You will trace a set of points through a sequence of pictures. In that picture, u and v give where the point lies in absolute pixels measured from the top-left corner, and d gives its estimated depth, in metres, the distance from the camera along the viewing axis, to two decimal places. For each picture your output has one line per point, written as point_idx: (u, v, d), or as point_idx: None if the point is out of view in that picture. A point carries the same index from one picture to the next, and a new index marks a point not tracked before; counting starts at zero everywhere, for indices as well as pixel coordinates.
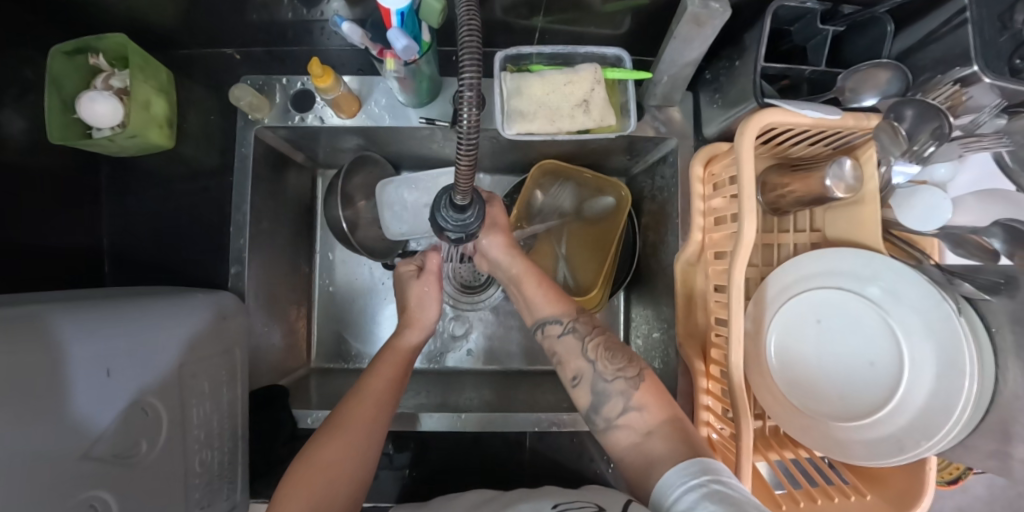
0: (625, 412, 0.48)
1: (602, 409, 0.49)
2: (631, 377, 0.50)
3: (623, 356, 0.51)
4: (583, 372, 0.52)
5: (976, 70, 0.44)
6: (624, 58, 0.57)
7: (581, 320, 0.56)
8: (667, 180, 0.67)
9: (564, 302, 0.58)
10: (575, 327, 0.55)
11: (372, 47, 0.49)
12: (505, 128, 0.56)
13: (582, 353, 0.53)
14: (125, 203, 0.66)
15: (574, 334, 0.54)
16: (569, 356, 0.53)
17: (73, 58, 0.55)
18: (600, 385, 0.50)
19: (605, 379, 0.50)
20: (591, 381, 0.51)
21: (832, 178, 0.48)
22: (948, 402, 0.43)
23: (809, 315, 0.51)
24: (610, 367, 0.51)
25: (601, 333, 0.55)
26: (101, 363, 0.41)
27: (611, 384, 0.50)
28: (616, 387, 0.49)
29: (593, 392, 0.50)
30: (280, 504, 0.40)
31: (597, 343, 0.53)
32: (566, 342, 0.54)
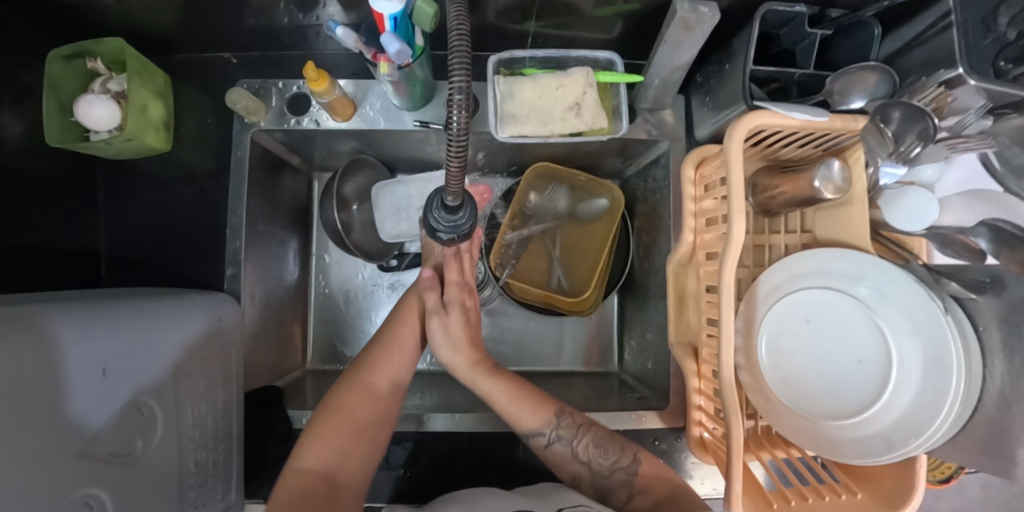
0: (631, 497, 0.50)
1: (611, 503, 0.52)
2: (627, 467, 0.52)
3: (614, 447, 0.53)
4: (582, 474, 0.53)
5: (960, 73, 0.44)
6: (615, 62, 0.58)
7: (564, 425, 0.55)
8: (660, 181, 0.67)
9: (544, 407, 0.56)
10: (560, 434, 0.54)
11: (366, 51, 0.51)
12: (499, 131, 0.57)
13: (575, 458, 0.54)
14: (121, 205, 0.66)
15: (562, 443, 0.54)
16: (564, 463, 0.54)
17: (70, 63, 0.56)
18: (602, 481, 0.52)
19: (604, 475, 0.52)
20: (591, 479, 0.53)
21: (822, 179, 0.49)
22: (935, 400, 0.44)
23: (799, 316, 0.51)
24: (606, 462, 0.52)
25: (588, 430, 0.55)
26: (97, 363, 0.41)
27: (612, 479, 0.52)
28: (617, 479, 0.51)
29: (598, 488, 0.52)
30: (305, 453, 0.51)
31: (587, 443, 0.54)
32: (556, 452, 0.54)
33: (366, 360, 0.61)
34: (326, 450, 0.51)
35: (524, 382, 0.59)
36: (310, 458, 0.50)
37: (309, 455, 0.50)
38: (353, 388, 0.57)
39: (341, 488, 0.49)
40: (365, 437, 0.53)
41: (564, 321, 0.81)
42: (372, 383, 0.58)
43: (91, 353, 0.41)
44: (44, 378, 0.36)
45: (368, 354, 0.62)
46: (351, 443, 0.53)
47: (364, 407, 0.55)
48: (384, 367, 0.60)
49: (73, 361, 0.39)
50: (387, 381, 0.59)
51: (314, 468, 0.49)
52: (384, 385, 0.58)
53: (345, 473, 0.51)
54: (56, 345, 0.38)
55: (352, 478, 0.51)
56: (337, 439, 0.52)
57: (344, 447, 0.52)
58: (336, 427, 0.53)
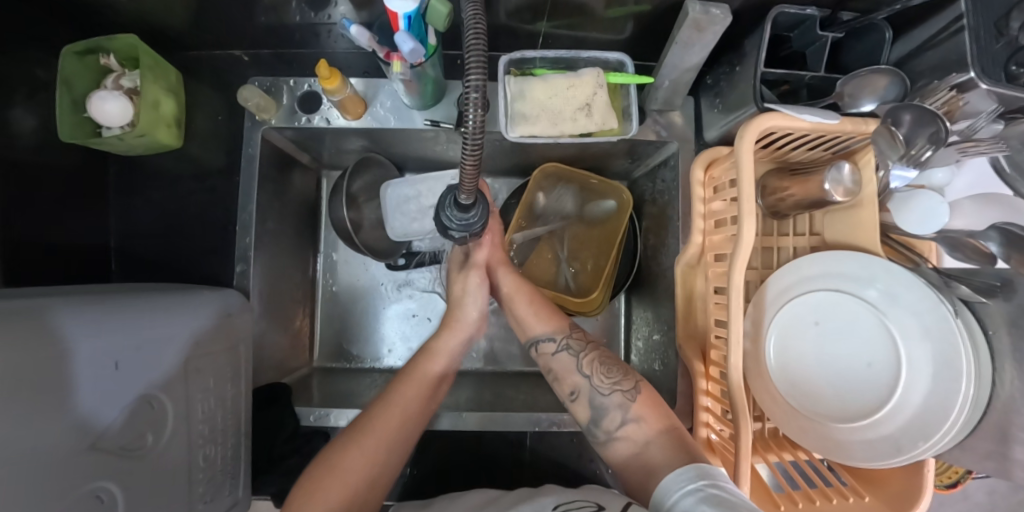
0: (623, 425, 0.49)
1: (602, 423, 0.51)
2: (626, 390, 0.51)
3: (620, 370, 0.53)
4: (580, 387, 0.53)
5: (972, 77, 0.44)
6: (626, 63, 0.58)
7: (574, 337, 0.57)
8: (668, 183, 0.67)
9: (557, 319, 0.60)
10: (569, 344, 0.57)
11: (379, 50, 0.51)
12: (509, 131, 0.57)
13: (577, 369, 0.54)
14: (131, 202, 0.66)
15: (569, 352, 0.56)
16: (565, 373, 0.55)
17: (84, 59, 0.56)
18: (599, 399, 0.51)
19: (602, 393, 0.52)
20: (589, 396, 0.52)
21: (831, 181, 0.49)
22: (945, 403, 0.44)
23: (807, 317, 0.51)
24: (606, 382, 0.52)
25: (595, 348, 0.56)
26: (109, 357, 0.41)
27: (608, 398, 0.51)
28: (614, 400, 0.51)
29: (591, 406, 0.52)
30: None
31: (591, 358, 0.55)
32: (561, 359, 0.55)
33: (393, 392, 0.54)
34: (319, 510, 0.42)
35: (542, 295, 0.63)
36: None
37: None
38: (350, 443, 0.48)
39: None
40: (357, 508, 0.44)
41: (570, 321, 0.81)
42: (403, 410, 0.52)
43: (103, 347, 0.41)
44: (58, 370, 0.36)
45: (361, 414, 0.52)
46: (344, 509, 0.43)
47: (366, 463, 0.47)
48: (432, 359, 0.59)
49: (86, 354, 0.39)
50: (428, 374, 0.57)
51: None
52: (432, 373, 0.57)
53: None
54: (67, 339, 0.38)
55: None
56: (335, 496, 0.43)
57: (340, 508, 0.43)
58: (336, 479, 0.45)
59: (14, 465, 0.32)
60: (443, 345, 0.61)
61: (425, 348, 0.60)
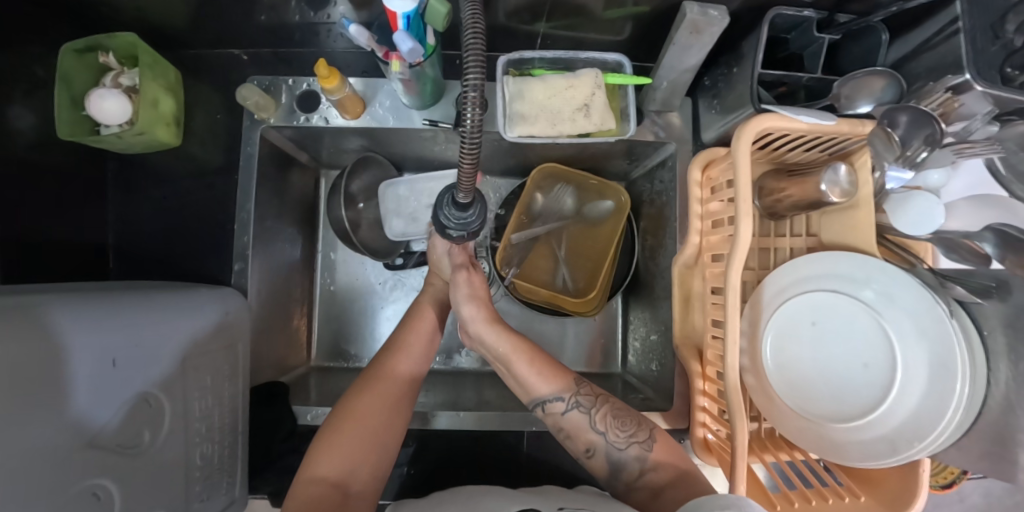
0: (643, 474, 0.50)
1: (621, 474, 0.51)
2: (643, 441, 0.51)
3: (633, 421, 0.52)
4: (596, 444, 0.52)
5: (969, 78, 0.45)
6: (624, 63, 0.58)
7: (583, 393, 0.54)
8: (666, 184, 0.67)
9: (562, 375, 0.55)
10: (579, 401, 0.53)
11: (378, 49, 0.51)
12: (507, 131, 0.57)
13: (591, 427, 0.52)
14: (129, 199, 0.66)
15: (580, 410, 0.53)
16: (578, 433, 0.53)
17: (83, 57, 0.56)
18: (616, 455, 0.51)
19: (618, 448, 0.51)
20: (605, 452, 0.52)
21: (828, 183, 0.49)
22: (941, 403, 0.44)
23: (804, 318, 0.51)
24: (622, 435, 0.51)
25: (605, 402, 0.54)
26: (106, 354, 0.41)
27: (626, 452, 0.51)
28: (632, 453, 0.50)
29: (609, 461, 0.51)
30: (315, 460, 0.47)
31: (603, 413, 0.53)
32: (572, 419, 0.53)
33: (375, 371, 0.57)
34: (338, 457, 0.48)
35: (541, 349, 0.58)
36: (322, 466, 0.47)
37: (320, 464, 0.47)
38: (367, 395, 0.53)
39: (355, 498, 0.46)
40: (373, 449, 0.50)
41: (568, 322, 0.81)
42: (382, 390, 0.54)
43: (102, 344, 0.41)
44: (57, 366, 0.36)
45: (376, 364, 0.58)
46: (363, 450, 0.49)
47: (377, 418, 0.51)
48: (403, 358, 0.59)
49: (83, 351, 0.39)
50: (398, 375, 0.57)
51: (327, 477, 0.46)
52: (404, 373, 0.57)
53: (355, 482, 0.47)
54: (66, 336, 0.38)
55: (364, 488, 0.47)
56: (348, 444, 0.49)
57: (356, 454, 0.49)
58: (349, 431, 0.50)
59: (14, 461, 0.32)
60: (428, 297, 0.68)
61: (391, 348, 0.60)
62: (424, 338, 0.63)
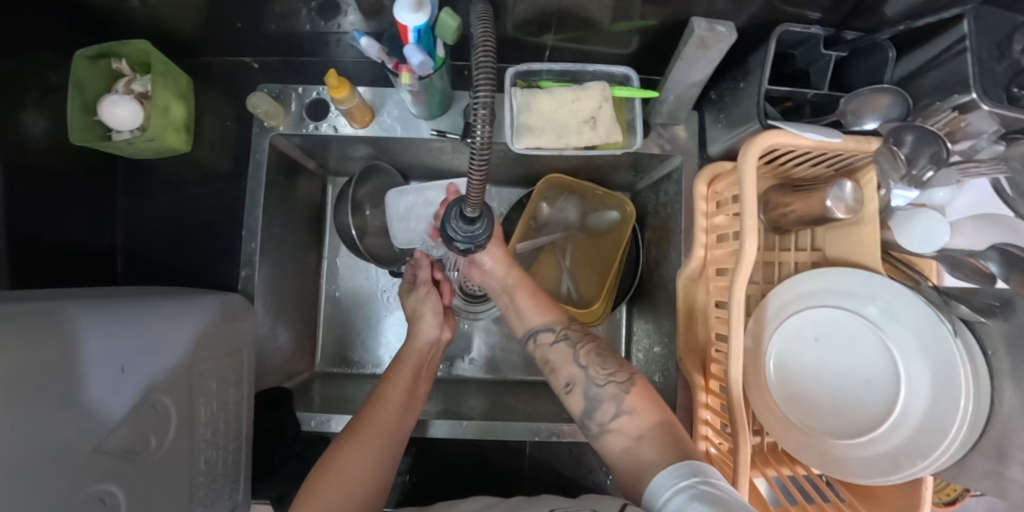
0: (617, 416, 0.48)
1: (595, 413, 0.49)
2: (621, 381, 0.50)
3: (615, 361, 0.52)
4: (576, 378, 0.52)
5: (975, 98, 0.45)
6: (631, 77, 0.59)
7: (573, 328, 0.56)
8: (672, 196, 0.67)
9: (555, 311, 0.59)
10: (567, 334, 0.56)
11: (388, 61, 0.52)
12: (515, 142, 0.58)
13: (574, 359, 0.53)
14: (139, 203, 0.67)
15: (566, 342, 0.55)
16: (562, 364, 0.54)
17: (96, 63, 0.57)
18: (593, 390, 0.50)
19: (596, 384, 0.50)
20: (584, 387, 0.51)
21: (833, 199, 0.49)
22: (944, 420, 0.44)
23: (808, 332, 0.52)
24: (601, 372, 0.51)
25: (591, 341, 0.55)
26: (115, 361, 0.41)
27: (603, 389, 0.50)
28: (608, 391, 0.49)
29: (586, 397, 0.50)
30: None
31: (588, 350, 0.54)
32: (558, 350, 0.55)
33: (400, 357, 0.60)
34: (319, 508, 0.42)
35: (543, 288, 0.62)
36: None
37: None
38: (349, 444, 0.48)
39: None
40: (358, 498, 0.44)
41: None
42: (397, 387, 0.56)
43: (109, 351, 0.41)
44: (62, 372, 0.36)
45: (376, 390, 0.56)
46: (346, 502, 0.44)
47: (367, 462, 0.47)
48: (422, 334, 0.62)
49: (92, 357, 0.39)
50: (422, 349, 0.61)
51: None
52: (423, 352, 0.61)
53: None
54: (77, 341, 0.38)
55: None
56: (330, 490, 0.44)
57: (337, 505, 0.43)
58: (333, 478, 0.45)
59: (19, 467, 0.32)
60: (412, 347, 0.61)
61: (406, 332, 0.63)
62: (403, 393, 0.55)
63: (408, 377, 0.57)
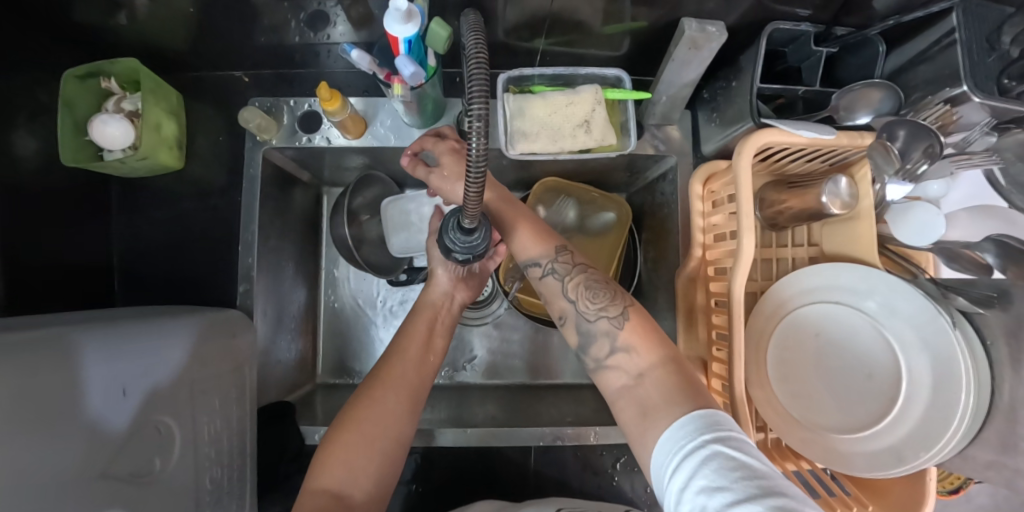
0: (613, 353, 0.46)
1: (589, 349, 0.48)
2: (613, 316, 0.47)
3: (605, 295, 0.49)
4: (567, 312, 0.50)
5: (965, 90, 0.45)
6: (623, 78, 0.59)
7: (562, 260, 0.53)
8: (667, 196, 0.67)
9: (547, 240, 0.55)
10: (555, 267, 0.52)
11: (379, 72, 0.52)
12: (509, 148, 0.58)
13: (563, 294, 0.51)
14: (133, 221, 0.67)
15: (555, 276, 0.52)
16: (552, 297, 0.52)
17: (84, 82, 0.56)
18: (584, 326, 0.48)
19: (588, 319, 0.48)
20: (575, 322, 0.50)
21: (828, 195, 0.49)
22: (946, 412, 0.44)
23: (809, 329, 0.52)
24: (592, 306, 0.49)
25: (583, 271, 0.52)
26: (117, 383, 0.41)
27: (594, 324, 0.48)
28: (600, 327, 0.47)
29: (579, 333, 0.49)
30: (317, 473, 0.43)
31: (578, 282, 0.51)
32: (548, 284, 0.52)
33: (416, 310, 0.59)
34: (341, 464, 0.43)
35: (537, 216, 0.58)
36: (324, 475, 0.43)
37: (322, 473, 0.43)
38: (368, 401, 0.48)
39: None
40: (378, 453, 0.45)
41: None
42: (417, 339, 0.55)
43: (108, 374, 0.41)
44: (65, 400, 0.36)
45: (393, 343, 0.55)
46: (365, 456, 0.44)
47: (387, 416, 0.47)
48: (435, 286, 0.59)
49: (94, 381, 0.39)
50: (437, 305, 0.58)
51: (328, 486, 0.42)
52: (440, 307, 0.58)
53: (357, 494, 0.42)
54: (78, 364, 0.38)
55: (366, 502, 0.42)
56: (347, 449, 0.44)
57: (356, 460, 0.44)
58: (350, 435, 0.45)
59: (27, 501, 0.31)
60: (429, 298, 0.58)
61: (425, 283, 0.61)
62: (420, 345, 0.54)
63: (424, 327, 0.56)
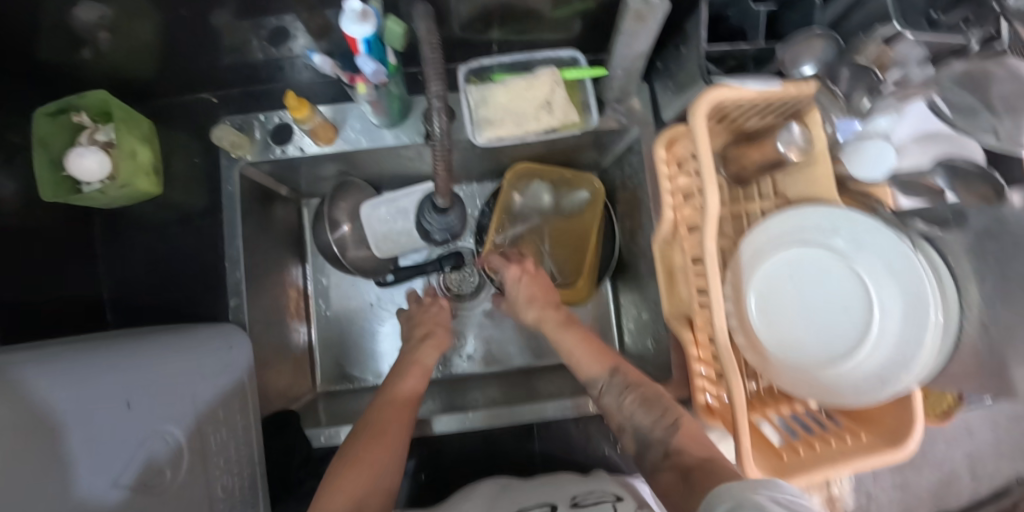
0: (667, 450, 0.48)
1: (647, 450, 0.51)
2: (670, 424, 0.50)
3: (659, 405, 0.52)
4: (625, 427, 0.54)
5: (898, 29, 0.47)
6: (579, 58, 0.61)
7: (618, 376, 0.58)
8: (635, 167, 0.70)
9: (604, 362, 0.60)
10: (613, 386, 0.57)
11: (342, 74, 0.53)
12: (476, 136, 0.60)
13: (621, 409, 0.55)
14: (119, 251, 0.68)
15: (614, 393, 0.56)
16: (613, 412, 0.56)
17: (56, 119, 0.57)
18: (642, 435, 0.52)
19: (646, 429, 0.52)
20: (633, 434, 0.53)
21: (784, 142, 0.55)
22: (918, 333, 0.47)
23: (784, 273, 0.54)
24: (648, 418, 0.52)
25: (637, 387, 0.55)
26: (121, 395, 0.43)
27: (653, 433, 0.51)
28: (658, 432, 0.50)
29: (637, 441, 0.52)
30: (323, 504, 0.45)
31: (636, 396, 0.55)
32: (607, 399, 0.56)
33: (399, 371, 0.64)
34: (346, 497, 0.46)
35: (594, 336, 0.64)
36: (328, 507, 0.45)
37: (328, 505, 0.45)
38: (369, 442, 0.51)
39: None
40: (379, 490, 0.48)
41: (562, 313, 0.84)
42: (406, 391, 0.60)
43: (102, 393, 0.41)
44: None
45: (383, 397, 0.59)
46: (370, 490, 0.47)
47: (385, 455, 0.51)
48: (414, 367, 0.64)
49: None
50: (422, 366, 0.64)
51: None
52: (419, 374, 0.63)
53: None
54: None
55: None
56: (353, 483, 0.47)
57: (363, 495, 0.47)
58: (354, 469, 0.48)
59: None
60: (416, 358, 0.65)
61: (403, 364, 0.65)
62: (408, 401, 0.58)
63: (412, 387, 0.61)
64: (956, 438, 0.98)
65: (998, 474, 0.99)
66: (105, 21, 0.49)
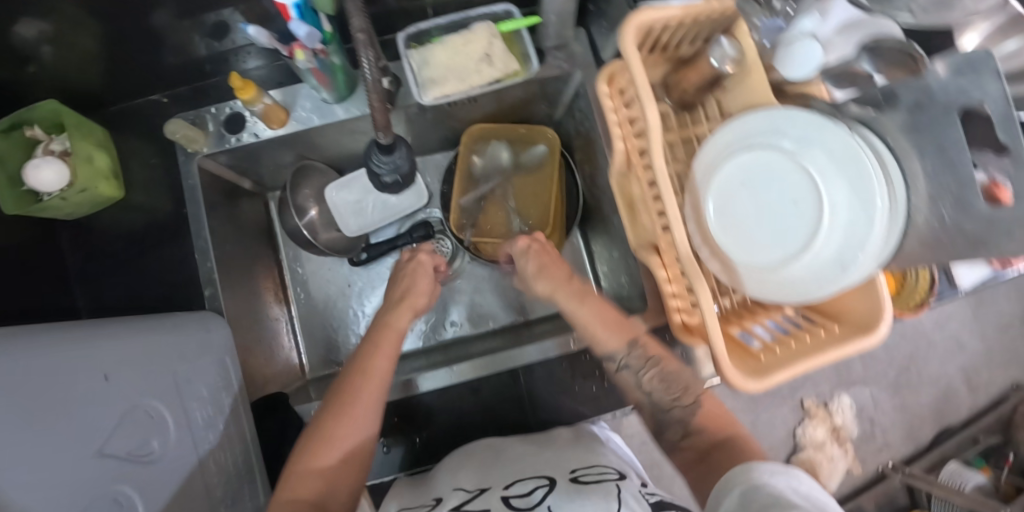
0: (686, 434, 0.54)
1: (665, 432, 0.56)
2: (686, 405, 0.56)
3: (678, 384, 0.56)
4: (643, 403, 0.58)
5: None
6: (513, 11, 0.63)
7: (635, 354, 0.58)
8: (585, 111, 0.71)
9: (624, 333, 0.60)
10: (630, 363, 0.58)
11: (281, 47, 0.53)
12: (423, 96, 0.61)
13: (639, 387, 0.58)
14: (90, 260, 0.68)
15: (631, 370, 0.58)
16: (629, 389, 0.59)
17: (10, 136, 0.59)
18: (662, 415, 0.56)
19: (663, 409, 0.56)
20: (652, 410, 0.57)
21: (717, 58, 0.53)
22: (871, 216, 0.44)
23: (734, 182, 0.49)
24: (666, 397, 0.56)
25: (656, 363, 0.58)
26: (97, 369, 0.42)
27: (670, 413, 0.56)
28: (676, 415, 0.55)
29: (656, 420, 0.57)
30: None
31: (653, 374, 0.57)
32: (625, 377, 0.59)
33: (357, 364, 0.59)
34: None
35: (608, 305, 0.64)
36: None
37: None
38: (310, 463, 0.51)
39: None
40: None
41: None
42: (357, 392, 0.56)
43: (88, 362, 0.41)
44: None
45: (339, 397, 0.56)
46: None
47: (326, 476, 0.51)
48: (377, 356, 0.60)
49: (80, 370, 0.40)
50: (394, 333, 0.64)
51: None
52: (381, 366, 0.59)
53: None
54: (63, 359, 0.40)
55: None
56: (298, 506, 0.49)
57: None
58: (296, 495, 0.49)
59: (42, 470, 0.33)
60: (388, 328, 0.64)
61: (369, 346, 0.61)
62: (370, 402, 0.56)
63: (374, 394, 0.56)
64: (948, 353, 0.99)
65: (992, 383, 1.00)
66: (45, 36, 0.51)
